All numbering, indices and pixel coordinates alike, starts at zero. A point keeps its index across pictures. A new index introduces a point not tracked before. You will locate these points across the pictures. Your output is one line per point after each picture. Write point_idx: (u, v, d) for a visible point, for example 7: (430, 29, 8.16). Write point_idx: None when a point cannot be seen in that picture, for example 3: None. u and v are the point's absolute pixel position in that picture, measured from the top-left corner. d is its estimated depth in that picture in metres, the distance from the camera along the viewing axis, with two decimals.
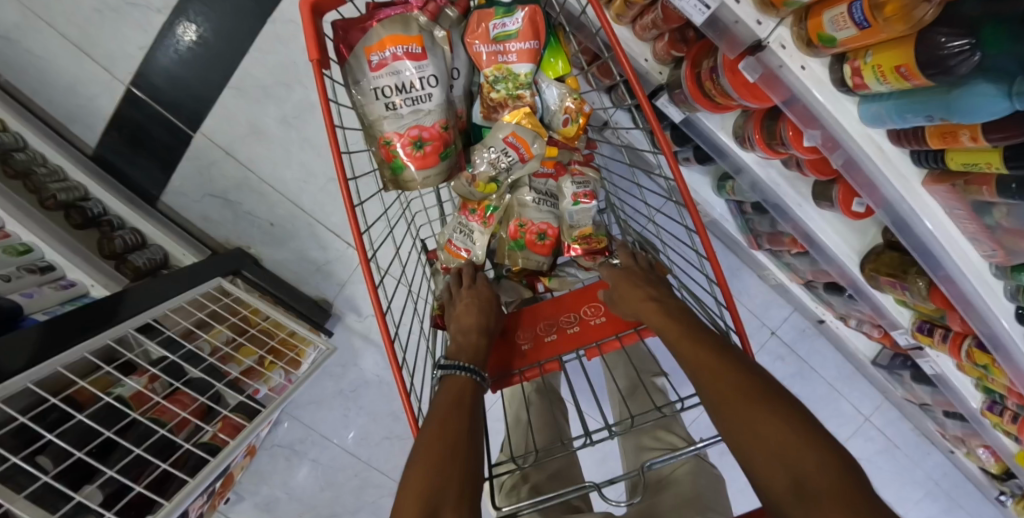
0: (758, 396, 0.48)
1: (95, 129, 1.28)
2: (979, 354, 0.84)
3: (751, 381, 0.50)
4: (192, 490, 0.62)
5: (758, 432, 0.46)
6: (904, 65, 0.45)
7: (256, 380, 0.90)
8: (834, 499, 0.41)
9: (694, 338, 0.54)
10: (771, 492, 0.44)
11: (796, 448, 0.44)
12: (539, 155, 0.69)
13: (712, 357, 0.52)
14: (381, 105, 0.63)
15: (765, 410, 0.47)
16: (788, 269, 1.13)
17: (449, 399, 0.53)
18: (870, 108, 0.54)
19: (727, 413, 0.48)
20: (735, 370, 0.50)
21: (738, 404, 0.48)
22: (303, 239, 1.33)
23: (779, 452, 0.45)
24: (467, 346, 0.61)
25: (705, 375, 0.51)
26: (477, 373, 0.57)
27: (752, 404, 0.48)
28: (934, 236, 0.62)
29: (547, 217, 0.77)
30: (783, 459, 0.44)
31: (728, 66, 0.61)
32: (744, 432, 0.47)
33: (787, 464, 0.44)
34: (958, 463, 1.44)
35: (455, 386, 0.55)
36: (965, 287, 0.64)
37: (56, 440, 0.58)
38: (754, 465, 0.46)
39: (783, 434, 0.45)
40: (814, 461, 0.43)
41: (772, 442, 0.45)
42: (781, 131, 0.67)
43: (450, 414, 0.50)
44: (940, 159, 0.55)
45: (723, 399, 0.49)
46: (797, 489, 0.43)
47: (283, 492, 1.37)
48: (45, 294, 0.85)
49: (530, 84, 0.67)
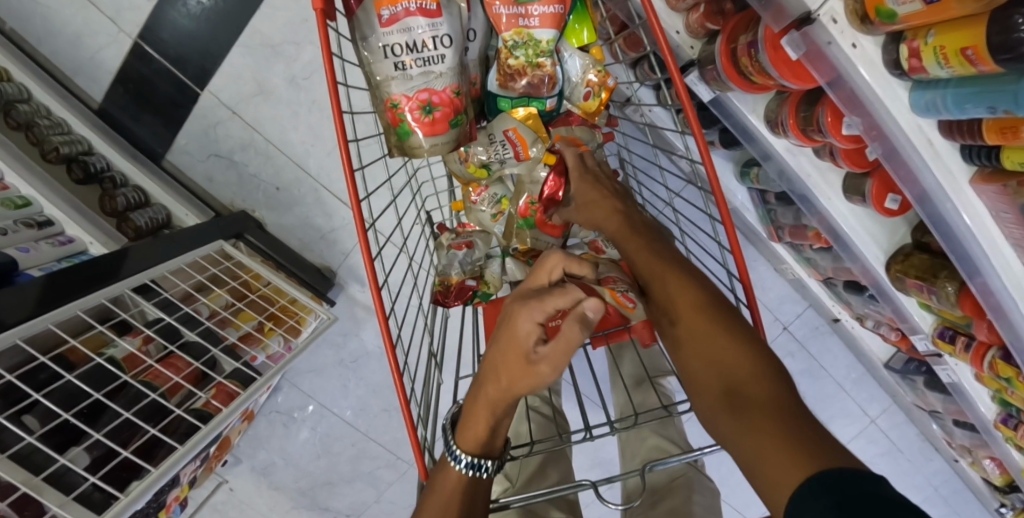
0: (708, 307, 0.46)
1: (101, 82, 1.25)
2: (1002, 365, 0.80)
3: (701, 298, 0.47)
4: (180, 458, 0.59)
5: (699, 339, 0.44)
6: (972, 47, 0.41)
7: (254, 346, 0.88)
8: (767, 408, 0.39)
9: (650, 251, 0.52)
10: (706, 403, 0.43)
11: (734, 357, 0.42)
12: (536, 159, 0.69)
13: (665, 272, 0.50)
14: (390, 65, 0.59)
15: (709, 318, 0.45)
16: (807, 264, 1.09)
17: (439, 502, 0.45)
18: (923, 96, 0.49)
19: (672, 320, 0.47)
20: (687, 280, 0.48)
21: (682, 310, 0.46)
22: (308, 204, 1.30)
23: (720, 364, 0.43)
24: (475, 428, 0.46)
25: (656, 286, 0.49)
26: (480, 466, 0.46)
27: (696, 312, 0.46)
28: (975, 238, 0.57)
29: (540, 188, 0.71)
30: (721, 365, 0.43)
31: (770, 41, 0.56)
32: (688, 344, 0.45)
33: (724, 374, 0.42)
34: (960, 471, 1.42)
35: (450, 486, 0.46)
36: (1002, 298, 0.60)
37: (44, 400, 0.56)
38: (693, 375, 0.44)
39: (727, 344, 0.43)
40: (753, 371, 0.41)
41: (713, 353, 0.43)
42: (819, 116, 0.62)
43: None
44: (994, 156, 0.50)
45: (671, 311, 0.47)
46: (729, 400, 0.41)
47: (280, 458, 1.39)
48: (42, 250, 0.82)
49: (551, 52, 0.63)
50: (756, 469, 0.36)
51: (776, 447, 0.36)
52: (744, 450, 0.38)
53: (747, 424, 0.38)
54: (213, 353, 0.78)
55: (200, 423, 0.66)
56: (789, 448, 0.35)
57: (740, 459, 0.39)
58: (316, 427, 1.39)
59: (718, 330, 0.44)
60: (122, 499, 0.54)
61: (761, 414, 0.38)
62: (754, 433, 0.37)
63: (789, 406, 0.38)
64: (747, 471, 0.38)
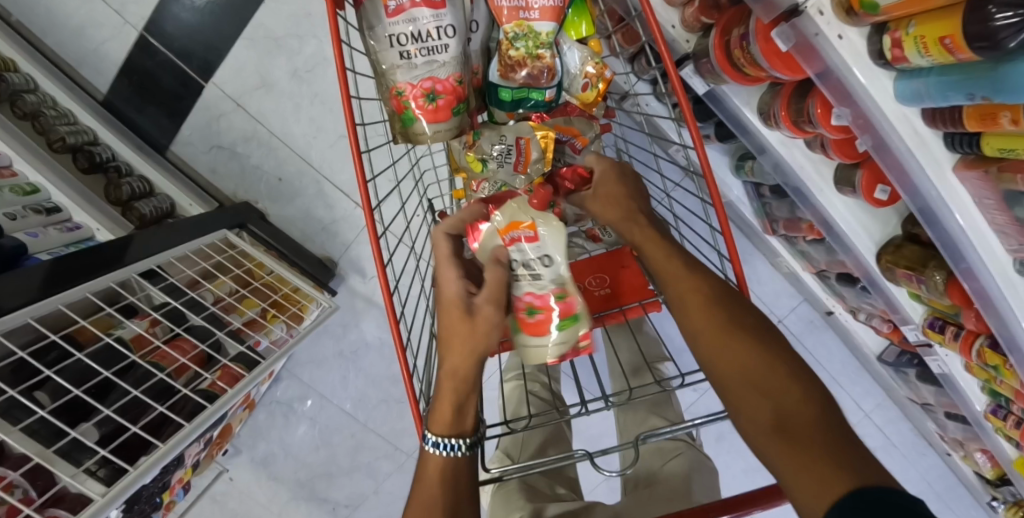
0: (746, 328, 0.46)
1: (105, 73, 1.26)
2: (990, 353, 0.83)
3: (725, 318, 0.47)
4: (186, 436, 0.61)
5: (741, 362, 0.45)
6: (950, 36, 0.42)
7: (258, 331, 0.90)
8: (816, 433, 0.40)
9: (680, 262, 0.51)
10: (750, 427, 0.43)
11: (779, 381, 0.43)
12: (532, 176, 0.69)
13: (699, 290, 0.49)
14: (395, 54, 0.61)
15: (749, 341, 0.46)
16: (801, 257, 1.11)
17: (430, 489, 0.47)
18: (909, 85, 0.50)
19: (710, 342, 0.47)
20: (721, 301, 0.48)
21: (720, 333, 0.46)
22: (310, 196, 1.31)
23: (763, 385, 0.43)
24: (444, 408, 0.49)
25: (688, 305, 0.49)
26: (453, 446, 0.48)
27: (734, 335, 0.46)
28: (958, 225, 0.59)
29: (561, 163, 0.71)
30: (766, 389, 0.43)
31: (761, 33, 0.58)
32: (728, 366, 0.45)
33: (769, 398, 0.43)
34: (953, 466, 1.44)
35: (435, 472, 0.48)
36: (986, 282, 0.62)
37: (55, 376, 0.58)
38: (735, 397, 0.44)
39: (769, 368, 0.44)
40: (799, 395, 0.42)
41: (757, 376, 0.44)
42: (809, 108, 0.64)
43: (424, 500, 0.47)
44: (974, 144, 0.51)
45: (708, 334, 0.47)
46: (778, 426, 0.41)
47: (280, 448, 1.41)
48: (50, 235, 0.84)
49: (551, 44, 0.65)
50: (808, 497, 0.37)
51: (830, 476, 0.37)
52: (791, 476, 0.39)
53: (799, 452, 0.39)
54: (218, 336, 0.80)
55: (206, 403, 0.68)
56: (843, 475, 0.37)
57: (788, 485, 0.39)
58: (316, 417, 1.40)
59: (748, 350, 0.45)
60: (131, 471, 0.55)
61: (813, 442, 0.39)
62: (808, 461, 0.38)
63: (835, 431, 0.40)
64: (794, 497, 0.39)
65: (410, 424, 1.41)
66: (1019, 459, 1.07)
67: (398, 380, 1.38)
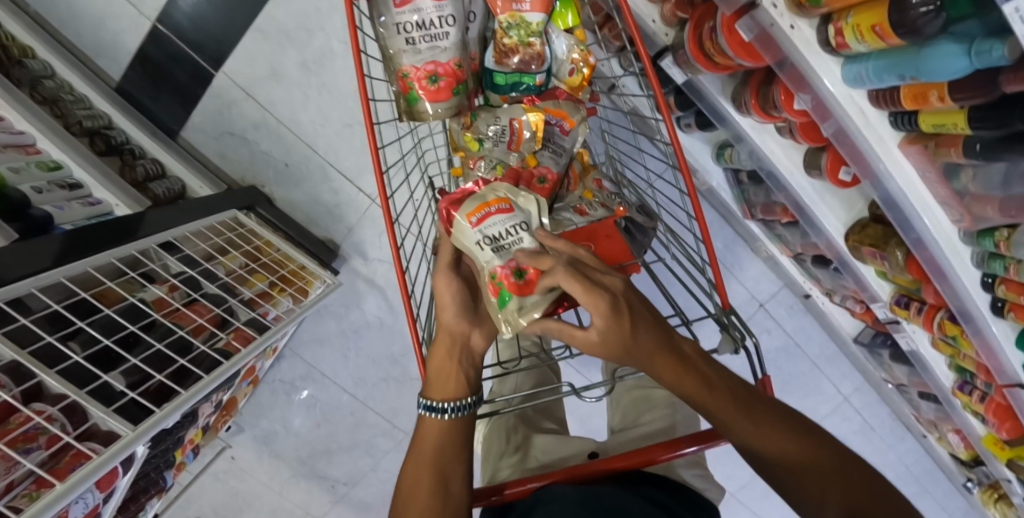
0: (768, 409, 0.48)
1: (121, 62, 1.32)
2: (950, 326, 0.88)
3: (737, 395, 0.48)
4: (207, 385, 0.67)
5: (780, 445, 0.47)
6: (879, 24, 0.48)
7: (267, 303, 0.96)
8: (865, 495, 0.46)
9: (686, 365, 0.47)
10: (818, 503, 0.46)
11: (811, 451, 0.48)
12: (525, 152, 0.74)
13: (717, 389, 0.47)
14: (401, 40, 0.67)
15: (774, 421, 0.48)
16: (779, 242, 1.17)
17: (429, 439, 0.53)
18: (852, 69, 0.56)
19: (755, 434, 0.47)
20: (735, 391, 0.48)
21: (755, 416, 0.47)
22: (316, 181, 1.37)
23: (769, 436, 0.47)
24: (443, 369, 0.54)
25: (715, 404, 0.47)
26: (438, 409, 0.52)
27: (764, 417, 0.48)
28: (904, 194, 0.64)
29: (527, 242, 0.55)
30: (816, 475, 0.47)
31: (726, 25, 0.64)
32: (772, 452, 0.47)
33: (819, 478, 0.46)
34: (929, 448, 1.51)
35: (430, 428, 0.53)
36: (934, 250, 0.68)
37: (87, 327, 0.63)
38: (793, 481, 0.47)
39: (803, 442, 0.48)
40: (828, 457, 0.48)
41: (802, 457, 0.47)
42: (774, 95, 0.70)
43: (425, 446, 0.53)
44: (913, 121, 0.57)
45: (745, 424, 0.47)
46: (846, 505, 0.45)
47: (281, 426, 1.47)
48: (73, 209, 0.90)
49: (541, 33, 0.70)
50: None
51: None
52: None
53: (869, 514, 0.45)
54: (231, 303, 0.87)
55: (223, 359, 0.74)
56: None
57: None
58: (317, 395, 1.46)
59: (769, 426, 0.47)
60: (158, 411, 0.60)
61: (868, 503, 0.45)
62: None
63: (868, 483, 0.47)
64: None
65: (407, 402, 1.46)
66: (987, 435, 1.13)
67: (397, 360, 1.44)
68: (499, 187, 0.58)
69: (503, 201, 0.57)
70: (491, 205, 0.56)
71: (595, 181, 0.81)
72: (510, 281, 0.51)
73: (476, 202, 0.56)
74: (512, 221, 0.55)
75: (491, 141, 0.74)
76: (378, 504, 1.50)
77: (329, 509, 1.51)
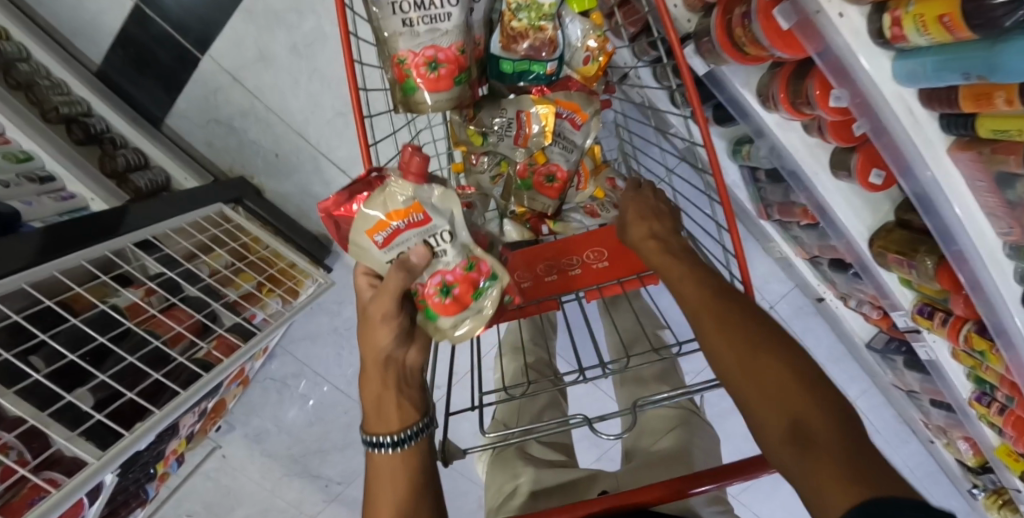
0: (762, 337, 0.45)
1: (101, 44, 1.25)
2: (977, 339, 0.83)
3: (724, 297, 0.48)
4: (182, 402, 0.61)
5: (749, 359, 0.44)
6: (948, 14, 0.43)
7: (254, 305, 0.90)
8: (829, 444, 0.39)
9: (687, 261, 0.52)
10: (761, 417, 0.42)
11: (795, 390, 0.42)
12: (533, 147, 0.70)
13: (702, 278, 0.50)
14: (397, 21, 0.60)
15: (759, 346, 0.45)
16: (794, 243, 1.12)
17: (387, 480, 0.46)
18: (903, 65, 0.50)
19: (724, 325, 0.46)
20: (734, 309, 0.47)
21: (729, 322, 0.46)
22: (307, 172, 1.31)
23: (769, 406, 0.42)
24: (388, 404, 0.49)
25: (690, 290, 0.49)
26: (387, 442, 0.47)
27: (748, 336, 0.45)
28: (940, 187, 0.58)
29: (451, 256, 0.53)
30: (779, 400, 0.42)
31: (763, 11, 0.58)
32: (735, 359, 0.44)
33: (771, 397, 0.42)
34: (935, 453, 1.46)
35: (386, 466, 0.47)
36: (975, 265, 0.63)
37: (51, 341, 0.58)
38: (743, 393, 0.43)
39: (791, 376, 0.43)
40: (811, 406, 0.41)
41: (766, 379, 0.43)
42: (808, 89, 0.64)
43: (386, 483, 0.46)
44: (969, 124, 0.51)
45: (713, 318, 0.47)
46: (794, 432, 0.40)
47: (273, 425, 1.42)
48: (44, 204, 0.83)
49: (553, 16, 0.63)
50: (815, 489, 0.38)
51: (834, 473, 0.37)
52: (806, 481, 0.38)
53: (812, 458, 0.38)
54: (213, 307, 0.81)
55: (202, 371, 0.68)
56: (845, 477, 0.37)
57: (802, 489, 0.39)
58: (308, 395, 1.41)
59: (751, 346, 0.45)
60: (129, 434, 0.54)
61: (829, 452, 0.38)
62: (823, 467, 0.38)
63: (852, 449, 0.39)
64: (803, 489, 0.39)
65: None
66: (1002, 447, 1.09)
67: None
68: (403, 189, 0.51)
69: (414, 210, 0.51)
70: (400, 217, 0.51)
71: (609, 180, 0.78)
72: (436, 301, 0.53)
73: (377, 209, 0.51)
74: (426, 235, 0.52)
75: (495, 138, 0.70)
76: None
77: (322, 509, 1.47)
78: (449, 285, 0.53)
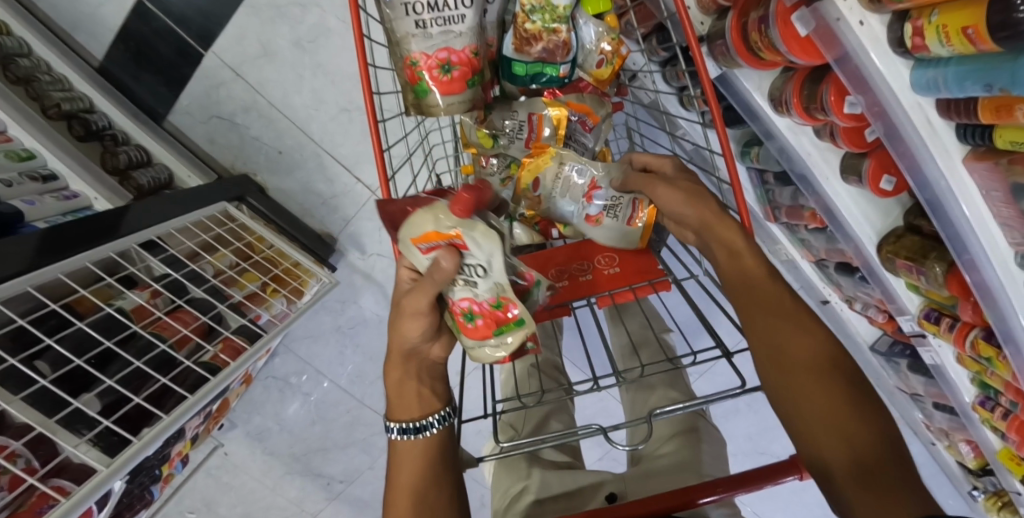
0: (831, 362, 0.44)
1: (101, 39, 1.23)
2: (984, 345, 0.82)
3: (796, 317, 0.46)
4: (188, 408, 0.60)
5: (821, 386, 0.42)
6: (973, 27, 0.43)
7: (259, 305, 0.90)
8: (896, 483, 0.37)
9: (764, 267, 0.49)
10: (816, 444, 0.41)
11: (857, 420, 0.41)
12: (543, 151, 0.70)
13: (771, 292, 0.48)
14: (410, 23, 0.59)
15: (827, 370, 0.43)
16: (801, 245, 1.12)
17: (407, 473, 0.48)
18: (924, 74, 0.50)
19: (792, 345, 0.45)
20: (806, 332, 0.45)
21: (799, 345, 0.45)
22: (310, 169, 1.30)
23: (828, 433, 0.40)
24: (410, 395, 0.51)
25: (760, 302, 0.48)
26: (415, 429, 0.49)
27: (816, 359, 0.44)
28: (953, 193, 0.58)
29: (483, 290, 0.51)
30: (842, 430, 0.40)
31: (781, 16, 0.57)
32: (800, 382, 0.43)
33: (831, 423, 0.41)
34: (936, 455, 1.46)
35: (409, 455, 0.49)
36: (988, 275, 0.61)
37: (57, 347, 0.57)
38: (798, 415, 0.42)
39: (854, 405, 0.41)
40: (873, 440, 0.40)
41: (829, 404, 0.41)
42: (822, 95, 0.63)
43: (406, 477, 0.48)
44: (986, 135, 0.51)
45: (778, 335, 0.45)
46: (856, 468, 0.38)
47: (275, 423, 1.42)
48: (46, 203, 0.83)
49: (567, 18, 0.63)
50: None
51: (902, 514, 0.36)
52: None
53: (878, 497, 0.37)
54: (220, 309, 0.80)
55: (208, 376, 0.68)
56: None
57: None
58: (311, 392, 1.41)
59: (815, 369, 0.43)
60: (136, 440, 0.54)
61: (893, 491, 0.37)
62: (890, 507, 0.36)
63: (916, 493, 0.37)
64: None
65: None
66: (1004, 450, 1.08)
67: None
68: (447, 216, 0.49)
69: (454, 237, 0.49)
70: (441, 239, 0.49)
71: None
72: (460, 322, 0.53)
73: (422, 223, 0.50)
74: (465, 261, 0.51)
75: (505, 140, 0.70)
76: (375, 503, 1.46)
77: (323, 508, 1.46)
78: (476, 312, 0.52)
